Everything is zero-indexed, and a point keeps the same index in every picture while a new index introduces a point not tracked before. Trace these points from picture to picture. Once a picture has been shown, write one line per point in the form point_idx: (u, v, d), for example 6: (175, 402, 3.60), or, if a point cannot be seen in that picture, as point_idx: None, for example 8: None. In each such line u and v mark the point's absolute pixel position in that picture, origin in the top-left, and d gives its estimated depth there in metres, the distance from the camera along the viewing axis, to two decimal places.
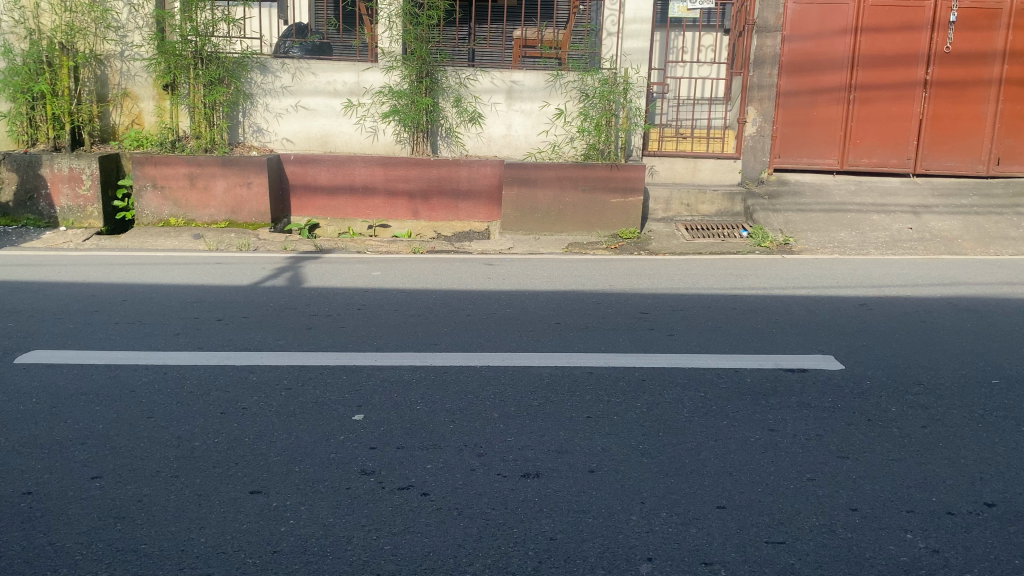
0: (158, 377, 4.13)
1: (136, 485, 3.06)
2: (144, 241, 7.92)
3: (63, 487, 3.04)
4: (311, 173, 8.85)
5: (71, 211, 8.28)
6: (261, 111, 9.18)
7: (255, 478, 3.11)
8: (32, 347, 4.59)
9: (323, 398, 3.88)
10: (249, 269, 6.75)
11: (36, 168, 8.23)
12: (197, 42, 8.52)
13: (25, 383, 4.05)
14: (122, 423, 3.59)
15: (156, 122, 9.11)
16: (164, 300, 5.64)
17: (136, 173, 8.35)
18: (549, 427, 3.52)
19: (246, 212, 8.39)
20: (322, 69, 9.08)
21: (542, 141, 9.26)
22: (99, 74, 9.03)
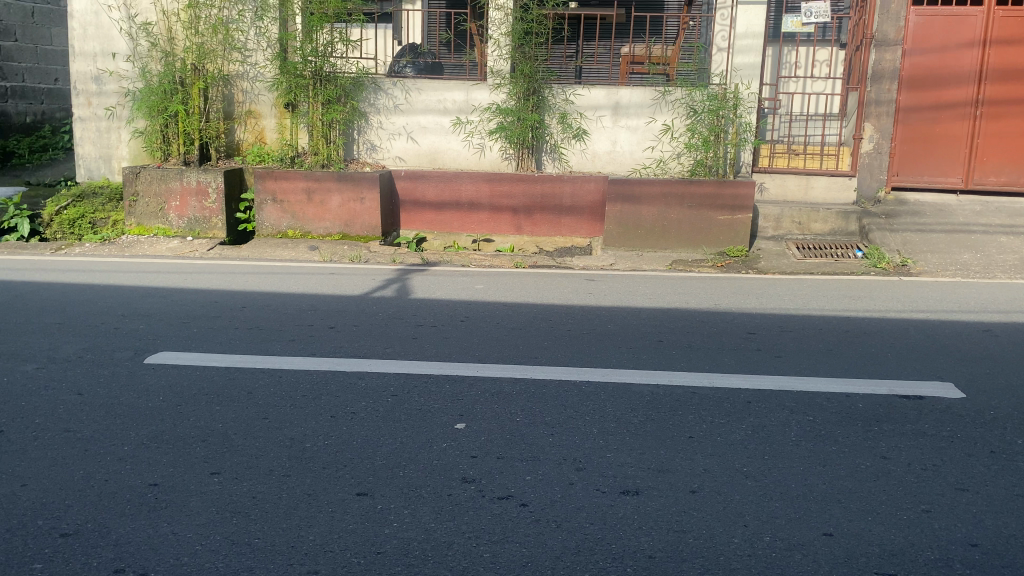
0: (274, 381, 4.33)
1: (252, 482, 3.22)
2: (264, 251, 8.32)
3: (185, 481, 3.23)
4: (420, 188, 9.10)
5: (197, 222, 8.76)
6: (375, 129, 9.49)
7: (361, 480, 3.22)
8: (161, 348, 4.90)
9: (427, 406, 3.98)
10: (361, 279, 6.99)
11: (168, 181, 8.77)
12: (317, 63, 8.94)
13: (153, 382, 4.33)
14: (240, 423, 3.79)
15: (277, 139, 9.58)
16: (280, 308, 5.91)
17: (257, 187, 8.79)
18: (649, 445, 3.50)
19: (358, 225, 8.70)
20: (433, 87, 9.33)
21: (648, 157, 9.20)
22: (226, 93, 9.55)
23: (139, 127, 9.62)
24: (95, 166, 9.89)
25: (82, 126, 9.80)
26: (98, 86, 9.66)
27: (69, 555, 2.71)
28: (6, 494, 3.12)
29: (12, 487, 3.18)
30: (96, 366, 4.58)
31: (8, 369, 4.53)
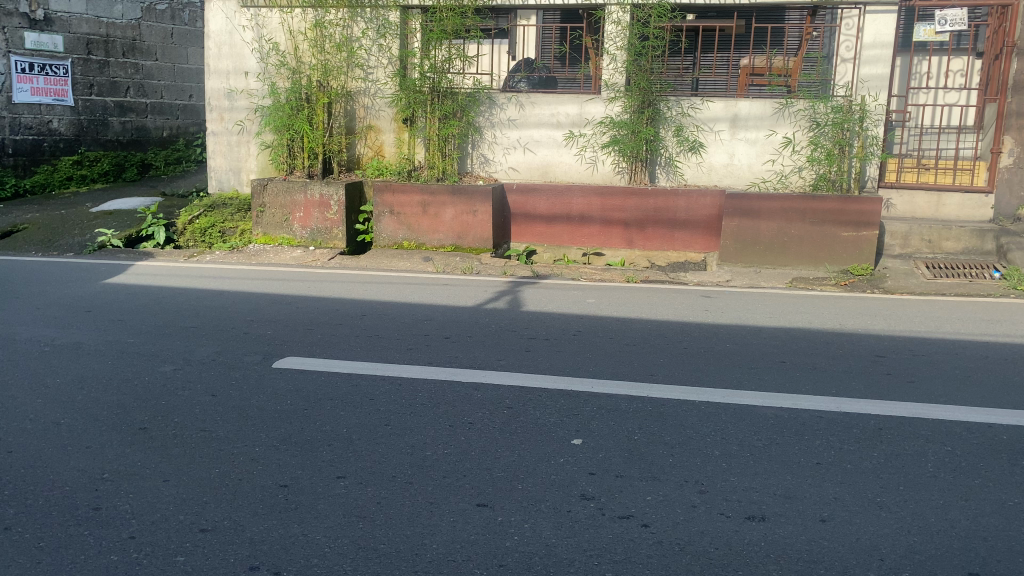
0: (393, 388, 4.43)
1: (376, 487, 3.30)
2: (381, 262, 8.55)
3: (313, 483, 3.34)
4: (531, 202, 9.16)
5: (319, 233, 9.10)
6: (488, 142, 9.63)
7: (481, 491, 3.25)
8: (287, 353, 5.11)
9: (543, 420, 3.99)
10: (474, 291, 7.08)
11: (293, 193, 9.14)
12: (435, 79, 9.15)
13: (281, 385, 4.51)
14: (363, 428, 3.89)
15: (395, 153, 9.86)
16: (398, 317, 6.06)
17: (376, 200, 9.05)
18: (774, 470, 3.38)
19: (470, 237, 8.83)
20: (547, 101, 9.39)
21: (767, 170, 8.97)
22: (348, 109, 9.90)
23: (266, 142, 10.10)
24: (226, 178, 10.43)
25: (215, 141, 10.37)
26: (230, 102, 10.20)
27: (209, 550, 2.85)
28: (150, 487, 3.32)
29: (154, 481, 3.37)
30: (228, 369, 4.81)
31: (149, 369, 4.82)
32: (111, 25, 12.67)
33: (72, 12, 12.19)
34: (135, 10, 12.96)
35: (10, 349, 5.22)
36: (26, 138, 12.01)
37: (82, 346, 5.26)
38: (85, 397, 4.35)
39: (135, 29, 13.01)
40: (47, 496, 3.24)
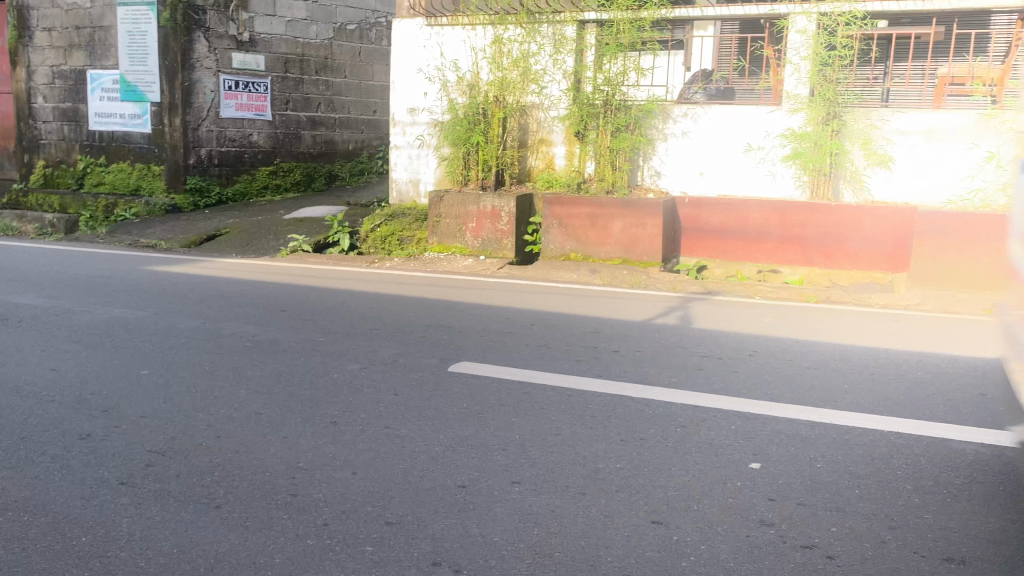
0: (565, 399, 4.48)
1: (550, 496, 3.35)
2: (549, 273, 8.65)
3: (490, 486, 3.44)
4: (705, 216, 9.03)
5: (490, 243, 9.34)
6: (661, 155, 9.55)
7: (656, 508, 3.23)
8: (461, 359, 5.29)
9: (717, 441, 3.90)
10: (643, 305, 7.03)
11: (467, 204, 9.45)
12: (608, 91, 9.23)
13: (457, 389, 4.67)
14: (537, 436, 3.97)
15: (566, 166, 9.97)
16: (566, 329, 6.11)
17: (546, 212, 9.18)
18: (975, 510, 3.14)
19: (639, 251, 8.77)
20: (725, 114, 9.19)
21: (966, 188, 8.35)
22: (523, 123, 10.12)
23: (444, 155, 10.51)
24: (406, 189, 10.94)
25: (397, 154, 10.91)
26: (412, 118, 10.73)
27: (395, 543, 3.00)
28: (340, 478, 3.54)
29: (344, 473, 3.59)
30: (407, 371, 5.04)
31: (337, 367, 5.14)
32: (306, 45, 13.63)
33: (273, 34, 13.20)
34: (327, 31, 13.90)
35: (215, 342, 5.72)
36: (230, 149, 13.02)
37: (278, 343, 5.70)
38: (282, 390, 4.71)
39: (328, 48, 13.96)
40: (252, 480, 3.54)
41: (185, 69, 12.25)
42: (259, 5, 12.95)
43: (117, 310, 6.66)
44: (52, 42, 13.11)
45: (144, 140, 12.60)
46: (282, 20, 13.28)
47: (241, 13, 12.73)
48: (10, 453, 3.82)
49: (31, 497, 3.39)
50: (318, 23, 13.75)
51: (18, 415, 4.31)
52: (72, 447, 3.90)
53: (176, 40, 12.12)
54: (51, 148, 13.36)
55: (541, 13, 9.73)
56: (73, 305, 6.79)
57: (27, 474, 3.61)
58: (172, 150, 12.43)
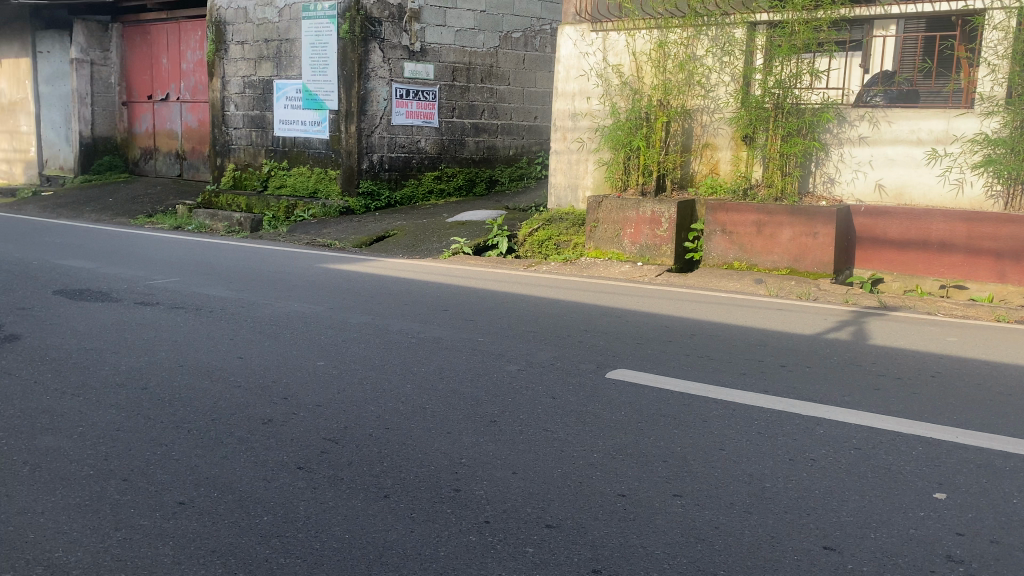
0: (728, 413, 4.33)
1: (714, 512, 3.25)
2: (711, 280, 8.42)
3: (651, 497, 3.38)
4: (882, 225, 8.54)
5: (648, 249, 9.20)
6: (835, 161, 9.06)
7: (828, 533, 3.06)
8: (619, 365, 5.24)
9: (897, 467, 3.63)
10: (812, 318, 6.70)
11: (626, 210, 9.34)
12: (779, 95, 8.87)
13: (616, 396, 4.63)
14: (699, 450, 3.85)
15: (731, 171, 9.66)
16: (730, 340, 5.91)
17: (708, 218, 8.97)
18: None
19: (808, 261, 8.37)
20: (907, 117, 8.61)
21: None
22: (687, 127, 9.89)
23: (603, 159, 10.49)
24: (564, 194, 10.98)
25: (558, 159, 10.98)
26: (574, 123, 10.77)
27: (556, 547, 3.00)
28: (501, 477, 3.59)
29: (505, 472, 3.64)
30: (566, 375, 5.04)
31: (498, 367, 5.22)
32: (473, 54, 14.01)
33: (442, 43, 13.65)
34: (494, 39, 14.24)
35: (383, 338, 5.97)
36: (399, 155, 13.56)
37: (441, 341, 5.87)
38: (444, 387, 4.84)
39: (493, 56, 14.29)
40: (416, 473, 3.65)
41: (361, 79, 12.89)
42: (430, 16, 13.44)
43: (295, 304, 7.10)
44: (244, 54, 14.18)
45: (322, 146, 13.38)
46: (451, 30, 13.72)
47: (414, 24, 13.26)
48: (203, 433, 4.15)
49: (220, 475, 3.66)
50: (485, 32, 14.11)
51: (209, 398, 4.67)
52: (255, 431, 4.19)
53: (354, 51, 12.77)
54: (241, 152, 14.44)
55: (709, 15, 9.52)
56: (256, 298, 7.31)
57: (216, 453, 3.90)
58: (347, 155, 13.11)
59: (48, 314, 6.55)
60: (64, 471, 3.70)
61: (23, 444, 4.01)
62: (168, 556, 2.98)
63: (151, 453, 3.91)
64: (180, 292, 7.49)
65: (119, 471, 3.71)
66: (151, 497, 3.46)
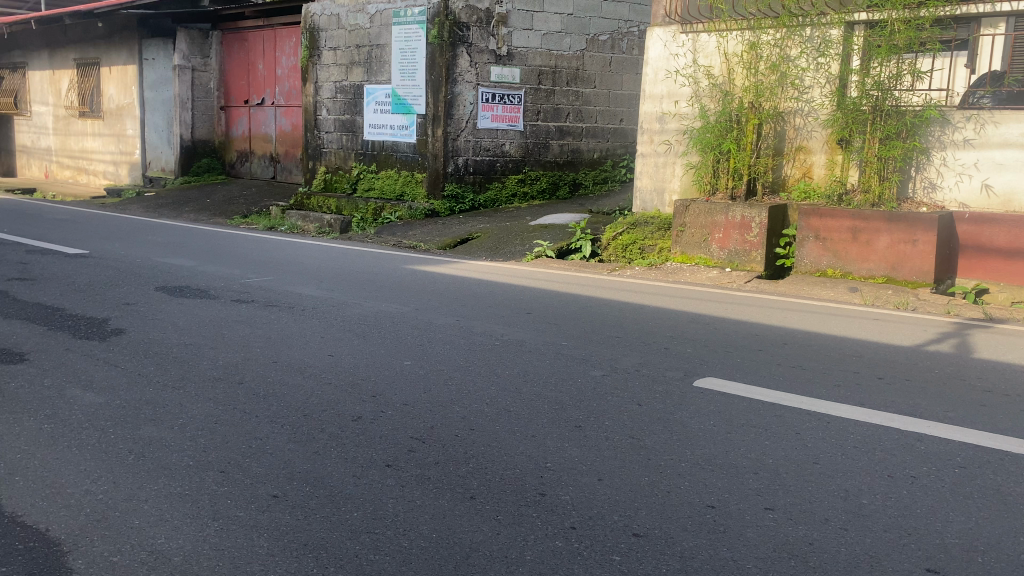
0: (822, 426, 4.20)
1: (808, 527, 3.15)
2: (802, 288, 8.18)
3: (741, 509, 3.30)
4: (988, 233, 8.15)
5: (737, 255, 9.01)
6: (937, 164, 8.68)
7: (931, 555, 2.92)
8: (707, 373, 5.14)
9: (1006, 489, 3.44)
10: (911, 329, 6.43)
11: (714, 214, 9.18)
12: (878, 97, 8.55)
13: (704, 405, 4.55)
14: (791, 463, 3.74)
15: (826, 175, 9.38)
16: (823, 350, 5.73)
17: (800, 224, 8.72)
18: None
19: (907, 269, 8.05)
20: (1017, 119, 8.18)
21: None
22: (779, 129, 9.63)
23: (691, 162, 10.33)
24: (650, 198, 10.86)
25: (644, 162, 10.87)
26: (661, 125, 10.64)
27: (643, 555, 2.96)
28: (587, 483, 3.56)
29: (590, 478, 3.62)
30: (653, 382, 4.98)
31: (583, 372, 5.20)
32: (559, 57, 13.99)
33: (529, 47, 13.68)
34: (580, 42, 14.19)
35: (468, 339, 6.02)
36: (484, 158, 13.67)
37: (526, 344, 5.88)
38: (530, 390, 4.85)
39: (580, 59, 14.24)
40: (502, 475, 3.66)
41: (448, 83, 13.06)
42: (518, 20, 13.46)
43: (382, 304, 7.24)
44: (336, 60, 14.55)
45: (409, 149, 13.62)
46: (539, 33, 13.72)
47: (501, 28, 13.33)
48: (296, 428, 4.27)
49: (312, 470, 3.75)
50: (572, 35, 14.08)
51: (301, 394, 4.80)
52: (345, 428, 4.28)
53: (442, 56, 12.95)
54: (331, 155, 14.81)
55: (804, 15, 9.27)
56: (345, 298, 7.48)
57: (308, 448, 4.00)
58: (433, 158, 13.29)
59: (151, 310, 6.86)
60: (166, 461, 3.86)
61: (129, 433, 4.20)
62: (263, 547, 3.07)
63: (247, 446, 4.04)
64: (273, 291, 7.73)
65: (217, 462, 3.85)
66: (247, 489, 3.57)
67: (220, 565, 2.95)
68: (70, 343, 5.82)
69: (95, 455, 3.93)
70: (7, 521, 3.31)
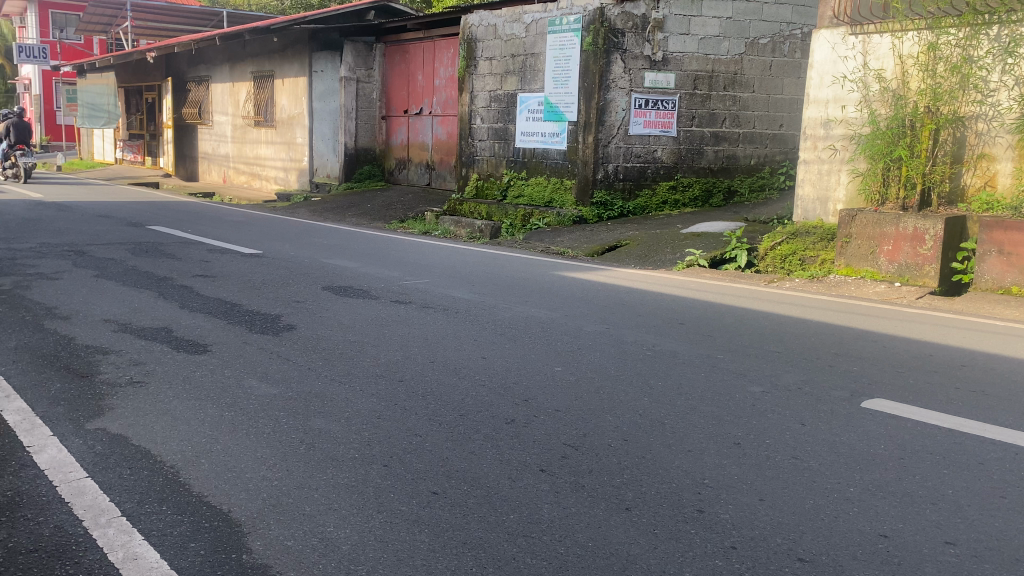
0: (1009, 457, 3.87)
1: (995, 567, 2.90)
2: (981, 306, 7.58)
3: (918, 541, 3.09)
4: None
5: (908, 268, 8.48)
6: None
7: None
8: (876, 395, 4.86)
9: None
10: None
11: (883, 225, 8.69)
12: None
13: (873, 428, 4.30)
14: (974, 495, 3.47)
15: (1012, 184, 8.65)
16: (1008, 375, 5.28)
17: (981, 237, 8.10)
18: None
19: None
20: None
21: None
22: (959, 135, 8.96)
23: (859, 169, 9.81)
24: (812, 207, 10.42)
25: (806, 169, 10.44)
26: (826, 131, 10.17)
27: None
28: (748, 503, 3.45)
29: (751, 498, 3.49)
30: (815, 401, 4.75)
31: (740, 387, 5.03)
32: (716, 61, 13.66)
33: (686, 52, 13.43)
34: (739, 46, 13.79)
35: (620, 348, 5.97)
36: (635, 165, 13.56)
37: (679, 355, 5.76)
38: (684, 403, 4.75)
39: (738, 63, 13.84)
40: (658, 489, 3.60)
41: (601, 90, 13.08)
42: (674, 25, 13.26)
43: (533, 310, 7.30)
44: (491, 69, 14.85)
45: (560, 156, 13.72)
46: (696, 38, 13.45)
47: (657, 33, 13.18)
48: (453, 428, 4.38)
49: (469, 470, 3.84)
50: (731, 39, 13.70)
51: (457, 394, 4.92)
52: (500, 430, 4.35)
53: (596, 62, 12.98)
54: (484, 163, 15.13)
55: (991, 13, 8.56)
56: (497, 302, 7.61)
57: (465, 448, 4.10)
58: (583, 165, 13.34)
59: (318, 308, 7.24)
60: (334, 453, 4.06)
61: (299, 424, 4.46)
62: (424, 543, 3.17)
63: (407, 443, 4.18)
64: (429, 293, 7.98)
65: (380, 456, 4.01)
66: (408, 485, 3.69)
67: (384, 558, 3.07)
68: (247, 337, 6.24)
69: (270, 443, 4.19)
70: (195, 499, 3.58)
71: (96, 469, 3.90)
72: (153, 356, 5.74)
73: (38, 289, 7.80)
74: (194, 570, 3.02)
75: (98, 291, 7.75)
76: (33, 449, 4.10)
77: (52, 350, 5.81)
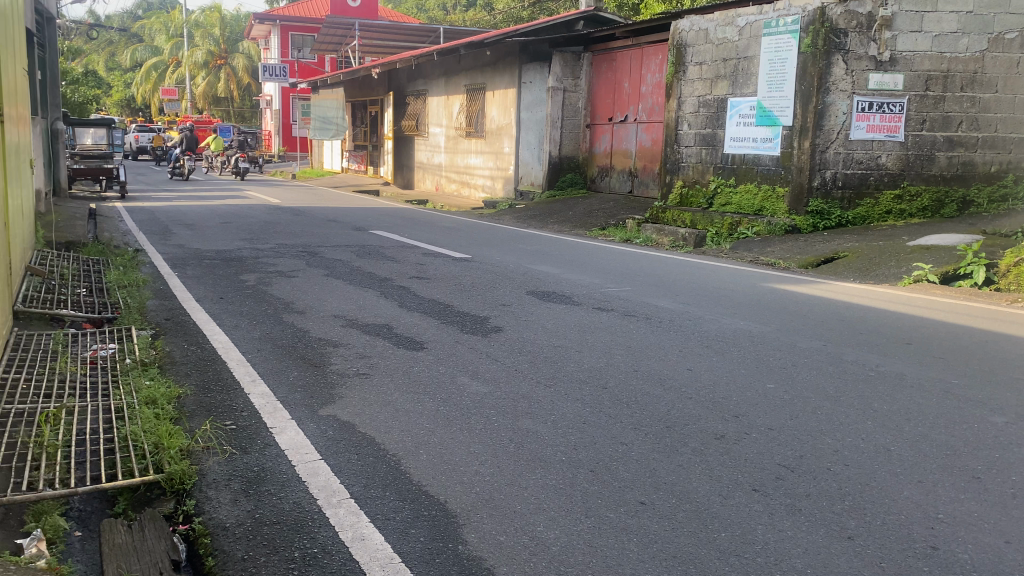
0: None
1: None
2: None
3: None
4: None
5: None
6: None
7: None
8: None
9: None
10: None
11: None
12: None
13: None
14: None
15: None
16: None
17: None
18: None
19: None
20: None
21: None
22: None
23: None
24: None
25: None
26: None
27: None
28: (991, 544, 3.13)
29: (995, 539, 3.17)
30: None
31: (979, 417, 4.58)
32: (953, 60, 12.50)
33: (916, 51, 12.44)
34: (981, 42, 12.48)
35: (839, 367, 5.64)
36: (856, 172, 12.80)
37: (906, 378, 5.35)
38: (912, 429, 4.40)
39: (979, 61, 12.54)
40: (885, 520, 3.36)
41: (821, 92, 12.48)
42: (905, 22, 12.34)
43: (743, 322, 7.07)
44: (701, 75, 14.57)
45: (773, 163, 13.22)
46: (929, 35, 12.41)
47: (884, 31, 12.33)
48: (660, 439, 4.33)
49: (678, 483, 3.78)
50: (971, 35, 12.46)
51: (663, 405, 4.87)
52: (709, 444, 4.25)
53: (815, 65, 12.45)
54: (689, 170, 14.83)
55: None
56: (704, 313, 7.43)
57: (674, 460, 4.05)
58: (798, 171, 12.80)
59: (525, 312, 7.45)
60: (542, 454, 4.16)
61: (509, 423, 4.61)
62: (633, 551, 3.17)
63: (614, 450, 4.19)
64: (633, 301, 7.95)
65: (587, 461, 4.05)
66: (615, 492, 3.70)
67: (594, 562, 3.10)
68: (459, 337, 6.54)
69: (483, 439, 4.37)
70: (415, 488, 3.80)
71: (328, 452, 4.24)
72: (375, 351, 6.15)
73: (277, 285, 8.62)
74: (416, 555, 3.20)
75: (328, 289, 8.43)
76: (274, 430, 4.54)
77: (289, 341, 6.40)
